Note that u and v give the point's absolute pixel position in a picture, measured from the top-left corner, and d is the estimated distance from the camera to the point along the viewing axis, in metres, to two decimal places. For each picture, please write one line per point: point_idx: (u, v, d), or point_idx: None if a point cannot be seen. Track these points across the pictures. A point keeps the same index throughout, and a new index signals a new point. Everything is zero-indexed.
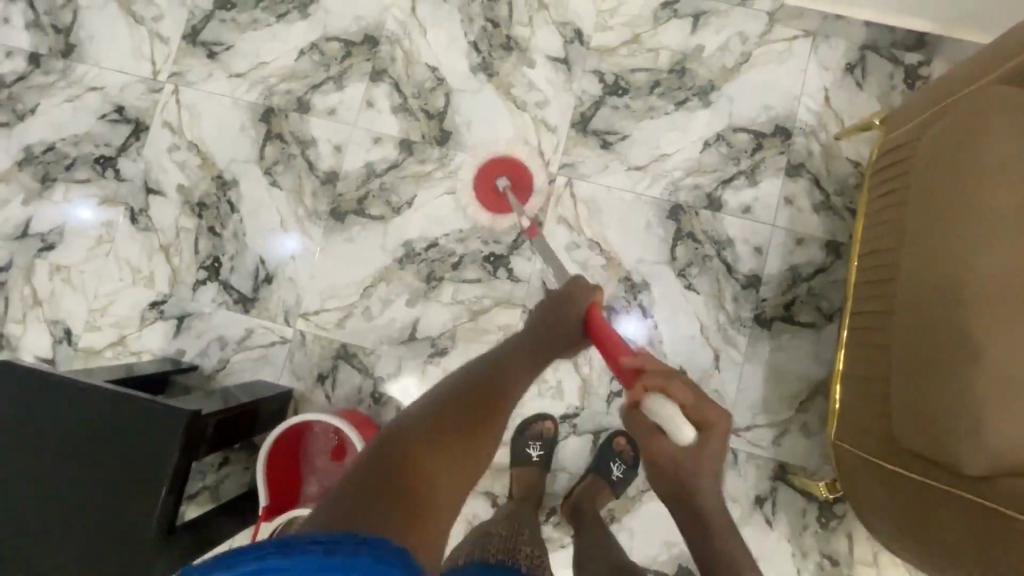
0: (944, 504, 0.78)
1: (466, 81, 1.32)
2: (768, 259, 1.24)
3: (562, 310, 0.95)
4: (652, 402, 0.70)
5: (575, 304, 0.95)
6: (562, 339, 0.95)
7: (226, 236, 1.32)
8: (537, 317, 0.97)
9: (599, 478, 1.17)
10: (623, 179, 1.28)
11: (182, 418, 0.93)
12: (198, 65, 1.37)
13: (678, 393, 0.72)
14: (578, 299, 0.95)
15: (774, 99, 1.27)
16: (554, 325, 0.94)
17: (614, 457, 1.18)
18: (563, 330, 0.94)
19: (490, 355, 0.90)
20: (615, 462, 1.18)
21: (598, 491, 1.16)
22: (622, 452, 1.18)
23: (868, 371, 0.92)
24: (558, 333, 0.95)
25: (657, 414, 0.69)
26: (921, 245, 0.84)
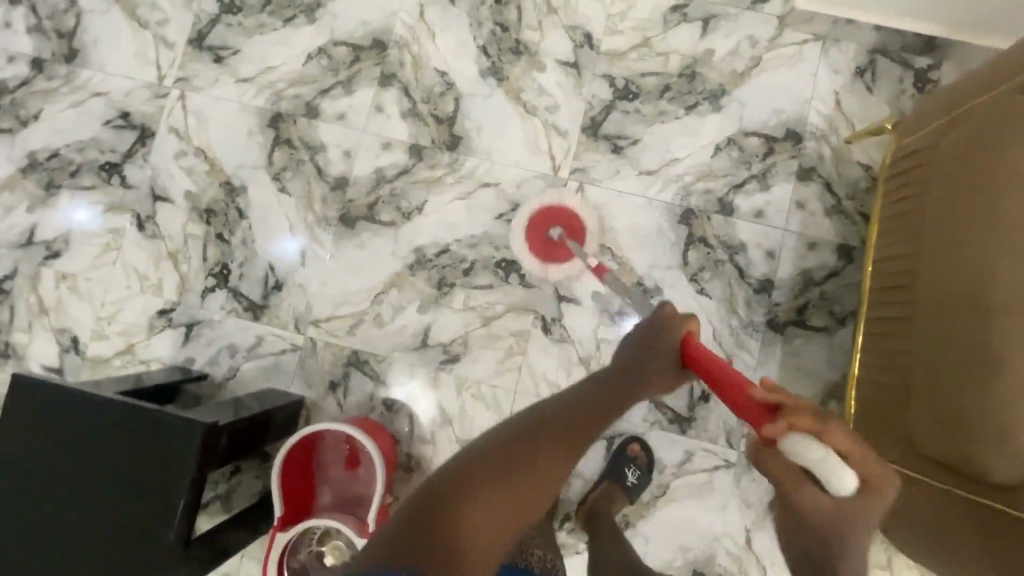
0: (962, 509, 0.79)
1: (475, 86, 1.31)
2: (780, 263, 1.24)
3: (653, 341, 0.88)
4: (797, 443, 0.56)
5: (665, 337, 0.87)
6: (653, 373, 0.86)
7: (234, 243, 1.31)
8: (628, 347, 0.90)
9: (614, 485, 1.16)
10: (635, 184, 1.27)
11: (197, 430, 0.92)
12: (205, 70, 1.36)
13: (838, 442, 0.57)
14: (670, 331, 0.86)
15: (785, 103, 1.27)
16: (644, 357, 0.87)
17: (628, 463, 1.18)
18: (652, 366, 0.86)
19: (578, 390, 0.88)
20: (629, 467, 1.18)
21: (614, 497, 1.15)
22: (636, 457, 1.18)
23: (885, 376, 0.93)
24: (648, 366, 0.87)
25: (817, 462, 0.54)
26: (942, 254, 0.85)
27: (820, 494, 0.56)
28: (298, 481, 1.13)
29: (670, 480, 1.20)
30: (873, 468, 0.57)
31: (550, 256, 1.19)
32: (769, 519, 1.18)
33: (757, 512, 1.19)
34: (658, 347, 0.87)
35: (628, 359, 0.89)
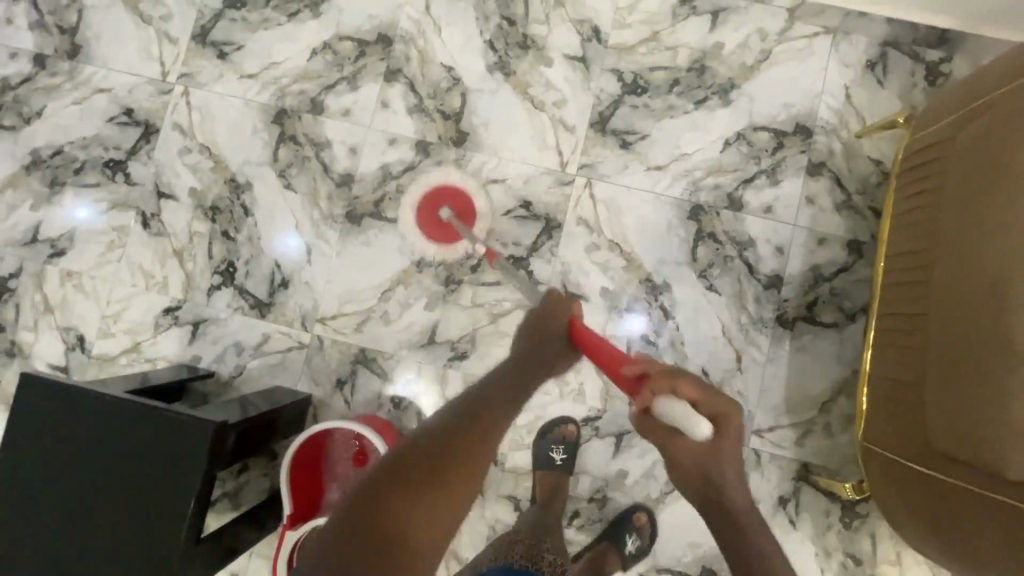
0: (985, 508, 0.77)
1: (482, 80, 1.30)
2: (790, 259, 1.23)
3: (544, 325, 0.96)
4: (665, 403, 0.65)
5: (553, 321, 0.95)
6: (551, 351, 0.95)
7: (240, 240, 1.30)
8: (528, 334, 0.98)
9: (612, 548, 1.15)
10: (643, 179, 1.26)
11: (208, 429, 0.91)
12: (209, 66, 1.35)
13: (689, 391, 0.72)
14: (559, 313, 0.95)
15: (795, 97, 1.26)
16: (535, 341, 0.96)
17: (631, 530, 1.17)
18: (547, 345, 0.95)
19: (481, 381, 0.93)
20: (630, 535, 1.16)
21: (610, 561, 1.14)
22: (642, 527, 1.17)
23: (900, 373, 0.92)
24: (543, 346, 0.95)
25: (680, 421, 0.64)
26: (958, 248, 0.84)
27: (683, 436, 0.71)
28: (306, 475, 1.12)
29: None
30: (720, 404, 0.73)
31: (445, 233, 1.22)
32: (779, 516, 1.18)
33: (767, 509, 1.18)
34: (549, 327, 0.96)
35: (526, 346, 0.97)
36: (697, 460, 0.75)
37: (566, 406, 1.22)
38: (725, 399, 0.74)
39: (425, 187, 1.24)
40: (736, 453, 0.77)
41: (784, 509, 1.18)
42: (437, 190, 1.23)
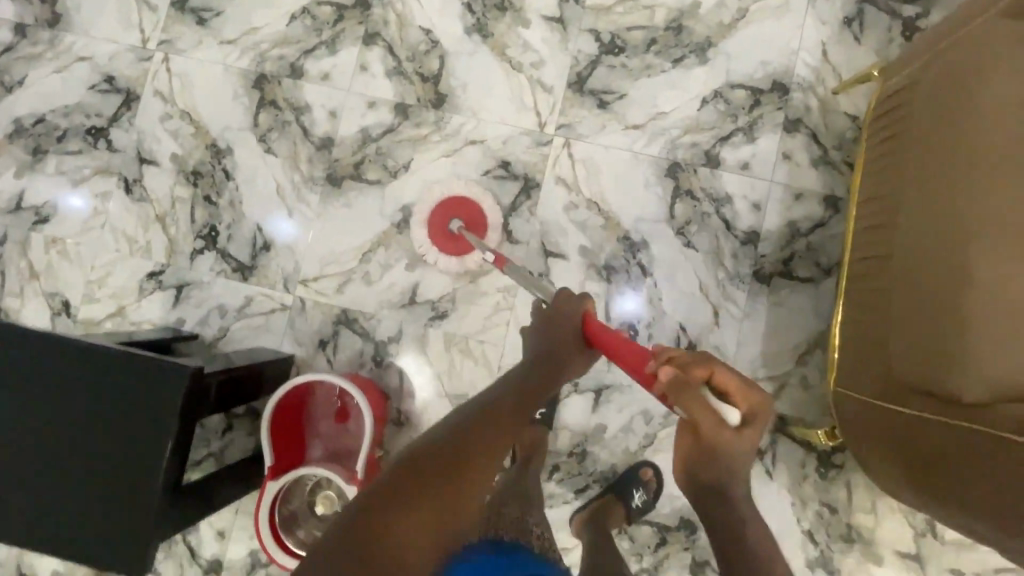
0: (950, 441, 0.76)
1: (460, 43, 1.31)
2: (767, 215, 1.24)
3: (555, 326, 0.92)
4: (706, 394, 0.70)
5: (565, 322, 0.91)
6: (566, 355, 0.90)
7: (222, 205, 1.31)
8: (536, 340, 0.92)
9: (619, 500, 1.16)
10: (620, 138, 1.27)
11: (184, 374, 0.92)
12: (188, 33, 1.35)
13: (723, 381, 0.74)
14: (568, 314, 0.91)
15: (772, 55, 1.26)
16: (550, 342, 0.91)
17: (638, 485, 1.18)
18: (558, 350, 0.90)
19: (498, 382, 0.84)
20: (637, 490, 1.18)
21: (616, 513, 1.15)
22: (648, 482, 1.18)
23: (866, 313, 0.93)
24: (560, 349, 0.90)
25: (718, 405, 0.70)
26: (925, 185, 0.84)
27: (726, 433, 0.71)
28: (290, 430, 1.15)
29: (657, 431, 1.22)
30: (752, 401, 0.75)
31: (452, 246, 1.22)
32: (756, 467, 1.20)
33: None
34: (559, 328, 0.91)
35: (539, 351, 0.90)
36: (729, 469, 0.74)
37: None
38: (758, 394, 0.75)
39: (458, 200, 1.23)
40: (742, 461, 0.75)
41: (761, 460, 1.20)
42: (452, 199, 1.23)
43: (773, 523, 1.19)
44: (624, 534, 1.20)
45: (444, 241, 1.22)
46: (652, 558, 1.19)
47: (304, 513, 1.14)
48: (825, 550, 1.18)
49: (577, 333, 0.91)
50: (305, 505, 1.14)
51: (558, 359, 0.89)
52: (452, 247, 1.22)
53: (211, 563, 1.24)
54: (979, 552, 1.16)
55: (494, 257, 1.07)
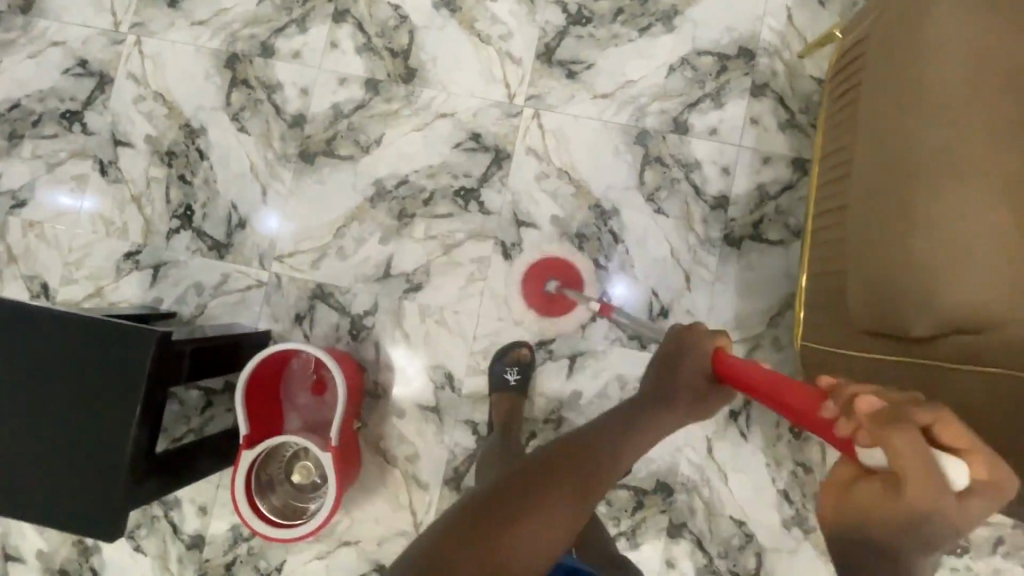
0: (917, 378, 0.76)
1: (429, 18, 1.32)
2: (735, 179, 1.25)
3: (677, 360, 0.83)
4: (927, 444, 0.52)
5: (692, 352, 0.82)
6: (684, 390, 0.82)
7: (197, 184, 1.32)
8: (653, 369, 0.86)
9: None
10: (589, 107, 1.28)
11: (151, 340, 0.94)
12: (160, 15, 1.36)
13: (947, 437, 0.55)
14: (694, 348, 0.83)
15: (737, 21, 1.27)
16: (670, 379, 0.82)
17: None
18: (677, 385, 0.82)
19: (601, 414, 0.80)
20: None
21: None
22: None
23: (831, 265, 0.93)
24: (680, 385, 0.82)
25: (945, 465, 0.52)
26: (879, 129, 0.84)
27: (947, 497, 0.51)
28: (267, 401, 1.16)
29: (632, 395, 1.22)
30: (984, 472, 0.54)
31: (552, 307, 1.25)
32: (730, 429, 1.21)
33: (719, 423, 1.21)
34: (684, 364, 0.83)
35: (653, 382, 0.84)
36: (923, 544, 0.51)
37: (521, 330, 1.25)
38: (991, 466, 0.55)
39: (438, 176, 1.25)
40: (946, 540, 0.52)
41: (735, 422, 1.21)
42: (544, 261, 1.26)
43: (748, 483, 1.20)
44: (602, 499, 1.20)
45: (542, 303, 1.25)
46: (629, 522, 1.20)
47: (282, 482, 1.16)
48: (801, 510, 1.19)
49: (706, 368, 0.81)
50: (283, 474, 1.16)
51: (675, 394, 0.81)
52: (552, 307, 1.25)
53: (193, 539, 1.25)
54: None
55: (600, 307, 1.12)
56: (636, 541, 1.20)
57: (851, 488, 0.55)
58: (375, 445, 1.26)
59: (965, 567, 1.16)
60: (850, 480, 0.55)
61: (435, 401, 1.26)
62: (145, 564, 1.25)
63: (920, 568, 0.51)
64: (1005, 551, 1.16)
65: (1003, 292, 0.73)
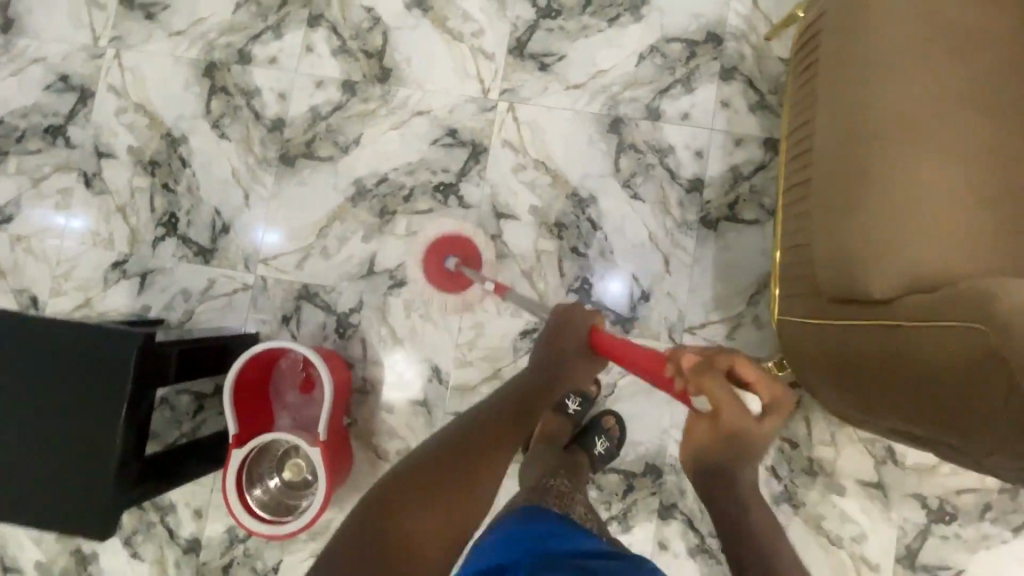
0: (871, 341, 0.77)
1: (401, 18, 1.34)
2: (709, 162, 1.27)
3: (562, 331, 0.97)
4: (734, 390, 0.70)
5: (574, 329, 0.96)
6: (570, 357, 0.95)
7: (180, 192, 1.34)
8: (544, 341, 0.99)
9: (585, 453, 1.14)
10: (562, 99, 1.30)
11: (136, 340, 0.95)
12: (138, 28, 1.38)
13: (749, 376, 0.71)
14: (579, 323, 0.97)
15: (704, 7, 1.30)
16: (556, 347, 0.96)
17: (602, 433, 1.18)
18: (567, 354, 0.95)
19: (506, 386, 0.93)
20: (600, 438, 1.18)
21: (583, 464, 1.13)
22: (611, 430, 1.19)
23: (797, 238, 0.95)
24: (565, 356, 0.95)
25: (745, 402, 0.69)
26: (830, 102, 0.87)
27: (749, 423, 0.70)
28: (255, 401, 1.18)
29: (618, 379, 1.23)
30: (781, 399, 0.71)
31: (451, 286, 1.21)
32: None
33: None
34: (567, 339, 0.96)
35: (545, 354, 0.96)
36: (740, 455, 0.72)
37: (504, 320, 1.27)
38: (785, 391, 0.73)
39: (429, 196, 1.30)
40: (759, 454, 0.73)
41: None
42: (437, 240, 1.22)
43: None
44: (592, 484, 1.22)
45: (439, 284, 1.21)
46: (620, 505, 1.21)
47: (273, 479, 1.17)
48: (790, 485, 1.19)
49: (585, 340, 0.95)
50: (275, 472, 1.18)
51: (562, 364, 0.95)
52: (450, 288, 1.21)
53: (189, 542, 1.26)
54: (940, 475, 1.18)
55: (494, 289, 1.13)
56: (628, 524, 1.21)
57: (693, 426, 0.73)
58: (366, 441, 1.27)
59: (954, 535, 1.17)
60: (693, 422, 0.74)
61: (423, 395, 1.27)
62: (143, 570, 1.26)
63: (744, 473, 0.72)
64: (993, 516, 1.16)
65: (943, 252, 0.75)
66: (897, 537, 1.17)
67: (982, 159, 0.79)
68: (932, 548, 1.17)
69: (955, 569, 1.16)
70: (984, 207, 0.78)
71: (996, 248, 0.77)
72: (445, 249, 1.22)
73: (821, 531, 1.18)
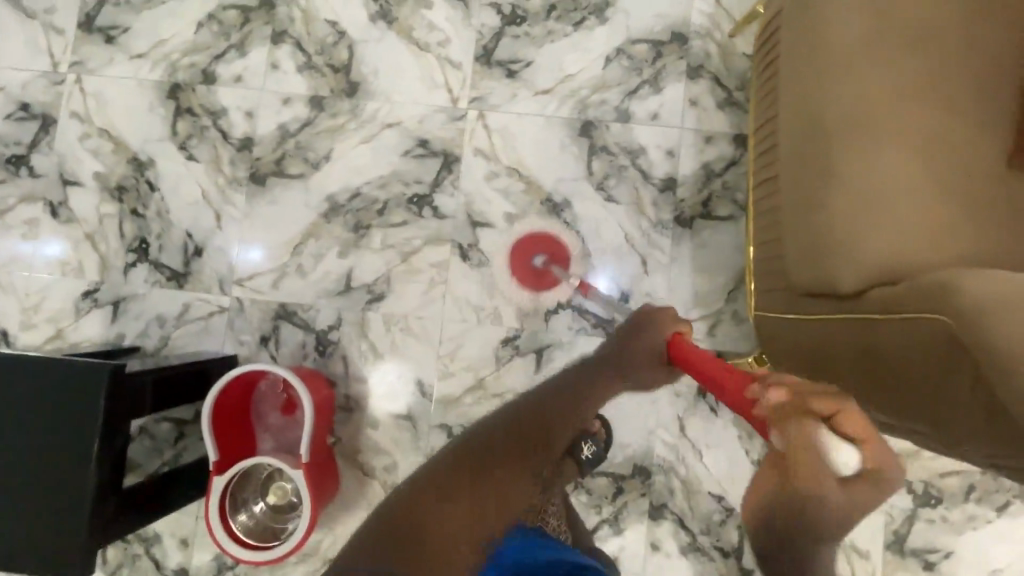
0: (844, 335, 0.77)
1: (367, 31, 1.33)
2: (681, 160, 1.27)
3: (637, 333, 1.03)
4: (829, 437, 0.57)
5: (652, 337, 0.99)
6: (639, 360, 1.02)
7: (150, 216, 1.32)
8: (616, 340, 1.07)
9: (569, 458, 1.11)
10: (532, 104, 1.30)
11: (103, 374, 0.93)
12: (98, 52, 1.36)
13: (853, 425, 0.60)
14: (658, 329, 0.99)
15: (667, 7, 1.30)
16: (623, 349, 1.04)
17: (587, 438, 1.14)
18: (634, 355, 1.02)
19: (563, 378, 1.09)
20: (586, 442, 1.14)
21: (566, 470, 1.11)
22: (597, 434, 1.16)
23: (770, 232, 0.94)
24: (635, 358, 1.02)
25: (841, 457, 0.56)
26: (795, 95, 0.87)
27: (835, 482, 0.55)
28: (236, 426, 1.16)
29: None
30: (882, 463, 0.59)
31: (535, 284, 1.24)
32: (700, 406, 1.22)
33: (688, 401, 1.22)
34: (641, 343, 1.01)
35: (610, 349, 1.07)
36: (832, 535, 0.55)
37: (486, 329, 1.26)
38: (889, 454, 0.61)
39: (403, 207, 1.29)
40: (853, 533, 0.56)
41: (704, 398, 1.22)
42: (528, 236, 1.26)
43: (723, 457, 1.21)
44: (581, 488, 1.21)
45: (523, 281, 1.24)
46: (611, 509, 1.21)
47: (259, 504, 1.16)
48: None
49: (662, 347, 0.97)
50: (259, 496, 1.16)
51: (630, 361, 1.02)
52: (535, 287, 1.24)
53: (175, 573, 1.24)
54: (923, 459, 1.19)
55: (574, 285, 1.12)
56: (619, 527, 1.21)
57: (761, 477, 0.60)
58: (352, 458, 1.25)
59: (941, 518, 1.18)
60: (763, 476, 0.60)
61: (407, 409, 1.26)
62: None
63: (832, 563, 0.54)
64: (977, 497, 1.18)
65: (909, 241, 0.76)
66: (885, 523, 1.18)
67: (943, 148, 0.79)
68: (920, 532, 1.18)
69: (943, 551, 1.17)
70: (947, 193, 0.78)
71: (959, 235, 0.77)
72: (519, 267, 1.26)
73: None
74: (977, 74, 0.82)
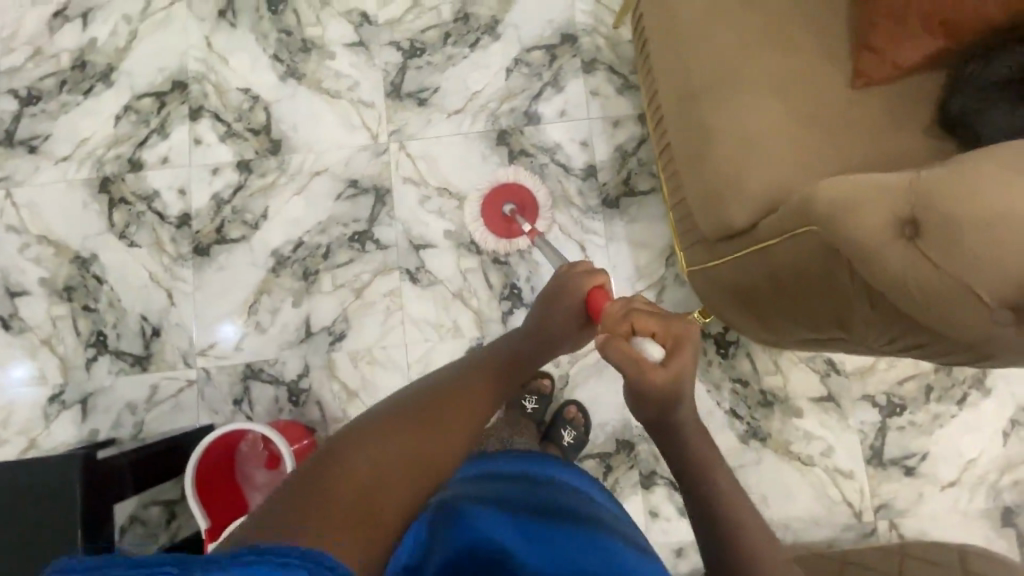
0: (751, 266, 0.84)
1: (278, 90, 1.40)
2: (595, 148, 1.35)
3: (558, 296, 0.86)
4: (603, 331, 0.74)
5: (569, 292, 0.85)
6: (558, 326, 0.85)
7: (102, 309, 1.34)
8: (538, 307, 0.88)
9: (553, 446, 1.20)
10: (447, 126, 1.37)
11: (75, 464, 0.94)
12: (22, 163, 1.39)
13: (641, 312, 0.73)
14: (575, 285, 0.85)
15: (552, 13, 1.40)
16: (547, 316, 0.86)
17: (566, 424, 1.23)
18: (562, 320, 0.85)
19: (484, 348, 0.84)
20: (566, 428, 1.22)
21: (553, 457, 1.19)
22: (574, 419, 1.24)
23: (677, 191, 1.02)
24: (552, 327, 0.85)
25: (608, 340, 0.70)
26: (664, 68, 0.97)
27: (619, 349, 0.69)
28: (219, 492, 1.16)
29: (568, 368, 1.28)
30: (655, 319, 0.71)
31: (503, 230, 1.28)
32: None
33: None
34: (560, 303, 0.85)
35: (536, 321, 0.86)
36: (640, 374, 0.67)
37: (448, 344, 1.30)
38: (682, 323, 0.70)
39: (346, 246, 1.34)
40: (677, 356, 0.68)
41: None
42: (505, 184, 1.29)
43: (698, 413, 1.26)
44: None
45: (491, 227, 1.28)
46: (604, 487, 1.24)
47: None
48: (751, 421, 1.25)
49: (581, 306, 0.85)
50: None
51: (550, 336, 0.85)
52: (503, 234, 1.28)
53: None
54: (879, 373, 1.26)
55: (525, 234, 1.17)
56: None
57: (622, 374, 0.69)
58: None
59: (909, 423, 1.24)
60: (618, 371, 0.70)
61: None
62: None
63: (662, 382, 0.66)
64: (937, 396, 1.24)
65: (784, 171, 0.84)
66: (861, 441, 1.24)
67: (799, 84, 0.88)
68: (893, 442, 1.24)
69: (919, 455, 1.23)
70: (809, 122, 0.86)
71: (828, 157, 0.85)
72: (483, 231, 1.28)
73: (792, 455, 1.24)
74: (813, 12, 0.91)
